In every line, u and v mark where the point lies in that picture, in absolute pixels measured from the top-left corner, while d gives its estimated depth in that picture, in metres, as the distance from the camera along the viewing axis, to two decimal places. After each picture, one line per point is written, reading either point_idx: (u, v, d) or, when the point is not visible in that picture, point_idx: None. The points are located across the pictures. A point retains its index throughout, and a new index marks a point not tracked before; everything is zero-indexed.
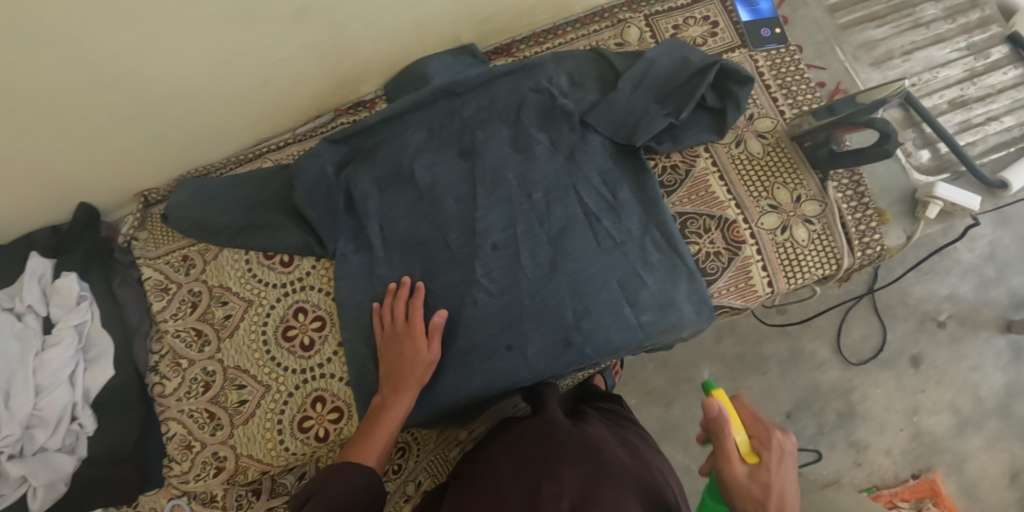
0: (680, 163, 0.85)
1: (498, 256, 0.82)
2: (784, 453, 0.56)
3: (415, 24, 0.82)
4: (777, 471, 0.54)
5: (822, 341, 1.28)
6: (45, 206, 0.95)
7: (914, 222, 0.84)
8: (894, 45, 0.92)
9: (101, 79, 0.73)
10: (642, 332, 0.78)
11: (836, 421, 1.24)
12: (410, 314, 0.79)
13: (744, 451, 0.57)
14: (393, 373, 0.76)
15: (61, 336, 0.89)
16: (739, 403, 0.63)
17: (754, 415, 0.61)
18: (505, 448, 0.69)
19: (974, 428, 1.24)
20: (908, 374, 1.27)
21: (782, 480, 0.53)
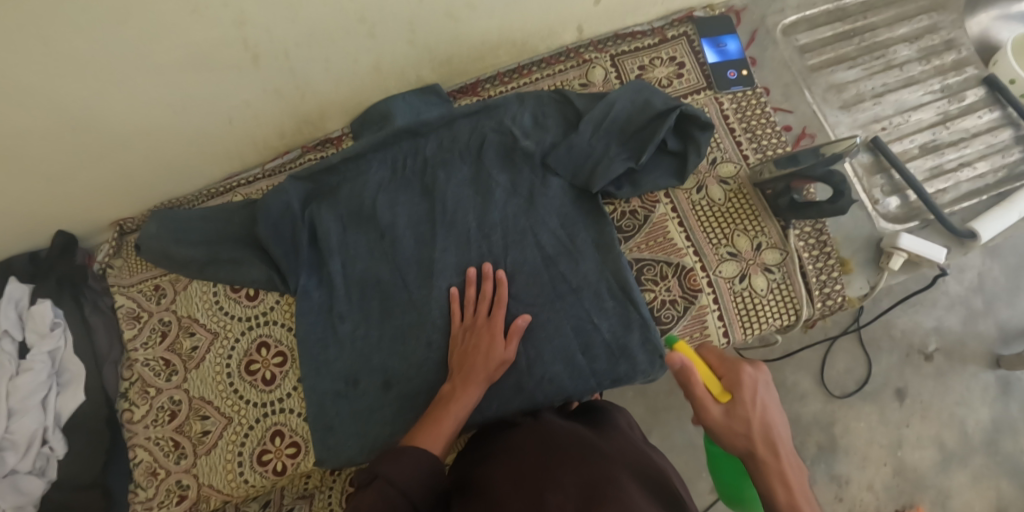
0: (639, 208, 0.84)
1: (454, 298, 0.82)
2: (752, 383, 0.60)
3: (374, 67, 0.84)
4: (749, 405, 0.58)
5: (804, 372, 1.24)
6: (23, 233, 0.98)
7: (878, 273, 0.82)
8: (865, 88, 0.90)
9: (68, 120, 0.77)
10: (594, 380, 0.78)
11: (817, 454, 1.20)
12: (493, 310, 0.79)
13: (716, 394, 0.61)
14: (466, 366, 0.75)
15: (33, 362, 0.92)
16: (709, 347, 0.67)
17: (727, 356, 0.64)
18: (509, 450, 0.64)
19: (959, 464, 1.20)
20: (893, 408, 1.22)
21: (761, 412, 0.58)
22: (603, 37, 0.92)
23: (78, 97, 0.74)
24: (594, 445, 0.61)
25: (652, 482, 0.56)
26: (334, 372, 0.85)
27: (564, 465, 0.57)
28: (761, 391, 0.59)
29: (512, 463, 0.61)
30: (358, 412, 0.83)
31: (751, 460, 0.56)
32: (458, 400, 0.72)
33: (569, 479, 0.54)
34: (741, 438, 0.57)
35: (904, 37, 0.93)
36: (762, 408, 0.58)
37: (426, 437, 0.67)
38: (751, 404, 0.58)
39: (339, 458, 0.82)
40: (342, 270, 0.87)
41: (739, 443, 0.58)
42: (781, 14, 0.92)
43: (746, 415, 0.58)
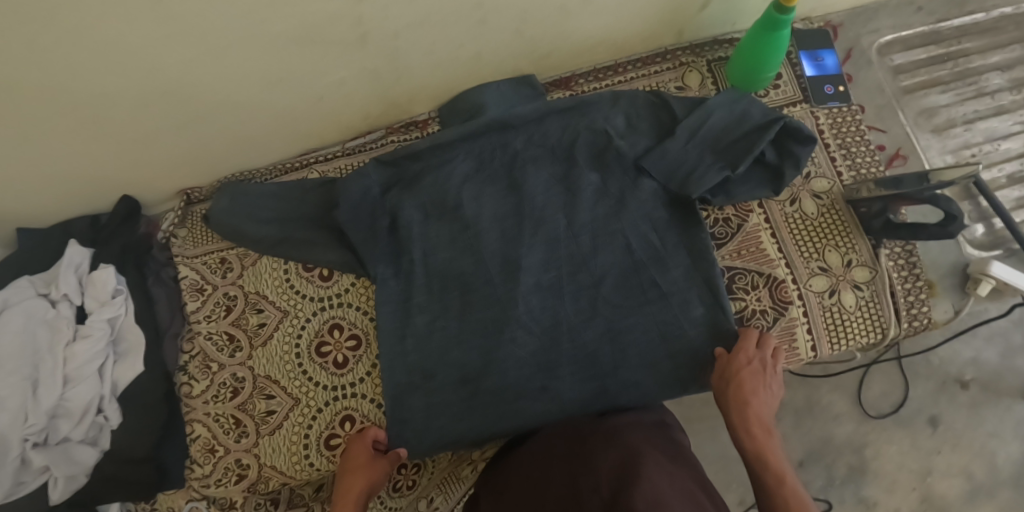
0: (733, 217, 0.84)
1: (541, 295, 0.82)
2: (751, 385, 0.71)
3: (474, 55, 0.82)
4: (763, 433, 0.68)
5: (840, 394, 1.12)
6: (92, 196, 0.97)
7: (963, 297, 0.83)
8: (956, 113, 0.91)
9: (165, 86, 0.75)
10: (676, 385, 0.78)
11: (847, 475, 1.08)
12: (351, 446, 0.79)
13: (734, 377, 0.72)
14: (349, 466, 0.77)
15: (92, 329, 0.89)
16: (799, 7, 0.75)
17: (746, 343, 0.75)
18: (538, 454, 0.71)
19: (987, 496, 1.05)
20: (923, 435, 1.09)
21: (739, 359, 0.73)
22: (701, 42, 0.92)
23: (175, 63, 0.72)
24: (642, 473, 0.58)
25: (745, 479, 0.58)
26: (410, 361, 0.83)
27: (592, 454, 0.64)
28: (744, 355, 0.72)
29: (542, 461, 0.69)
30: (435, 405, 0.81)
31: (760, 463, 0.65)
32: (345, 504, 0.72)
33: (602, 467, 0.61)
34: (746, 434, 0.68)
35: (997, 65, 0.93)
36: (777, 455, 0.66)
37: None
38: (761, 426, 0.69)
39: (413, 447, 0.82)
40: (423, 260, 0.85)
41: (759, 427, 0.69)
42: (877, 33, 0.92)
43: (765, 448, 0.67)
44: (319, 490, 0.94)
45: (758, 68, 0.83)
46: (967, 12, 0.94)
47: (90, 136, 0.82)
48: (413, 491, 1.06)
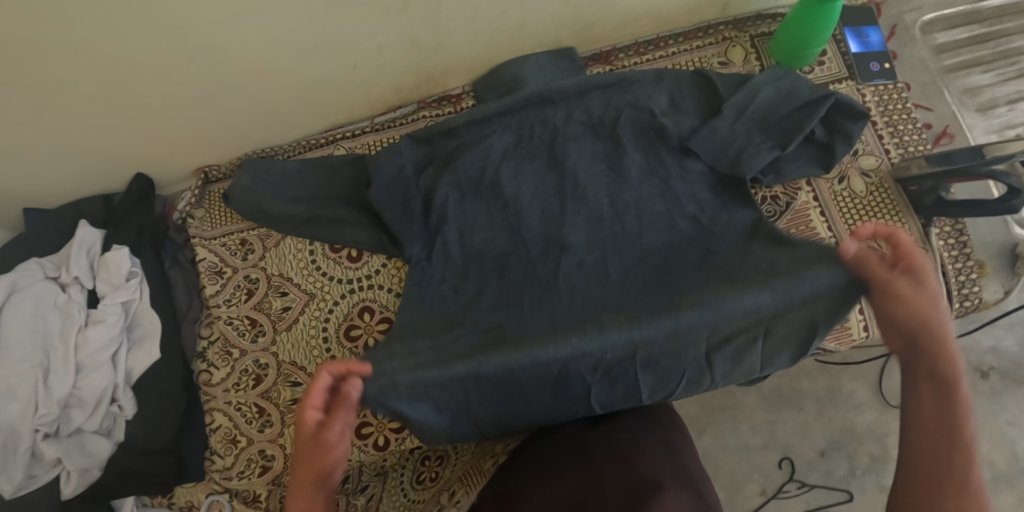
0: (782, 194, 0.82)
1: (584, 272, 0.77)
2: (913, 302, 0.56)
3: (518, 24, 0.80)
4: (942, 350, 0.54)
5: (862, 382, 1.06)
6: (105, 173, 0.92)
7: (1013, 278, 0.81)
8: (999, 93, 0.89)
9: (195, 51, 0.71)
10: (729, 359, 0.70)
11: (871, 465, 1.02)
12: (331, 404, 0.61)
13: (898, 291, 0.56)
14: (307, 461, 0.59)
15: (105, 314, 0.85)
16: None
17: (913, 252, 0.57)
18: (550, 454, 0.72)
19: (1006, 483, 1.01)
20: None
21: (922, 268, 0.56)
22: (745, 16, 0.89)
23: (205, 22, 0.67)
24: (652, 502, 0.57)
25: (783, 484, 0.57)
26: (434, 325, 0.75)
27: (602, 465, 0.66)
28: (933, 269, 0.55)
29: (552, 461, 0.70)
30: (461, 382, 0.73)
31: (941, 392, 0.54)
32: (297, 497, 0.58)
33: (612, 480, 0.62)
34: (904, 346, 0.57)
35: None
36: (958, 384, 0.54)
37: None
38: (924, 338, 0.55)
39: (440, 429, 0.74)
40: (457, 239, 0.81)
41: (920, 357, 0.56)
42: (919, 11, 0.91)
43: (950, 360, 0.54)
44: None
45: (804, 42, 0.81)
46: None
47: (109, 104, 0.77)
48: (435, 483, 0.98)
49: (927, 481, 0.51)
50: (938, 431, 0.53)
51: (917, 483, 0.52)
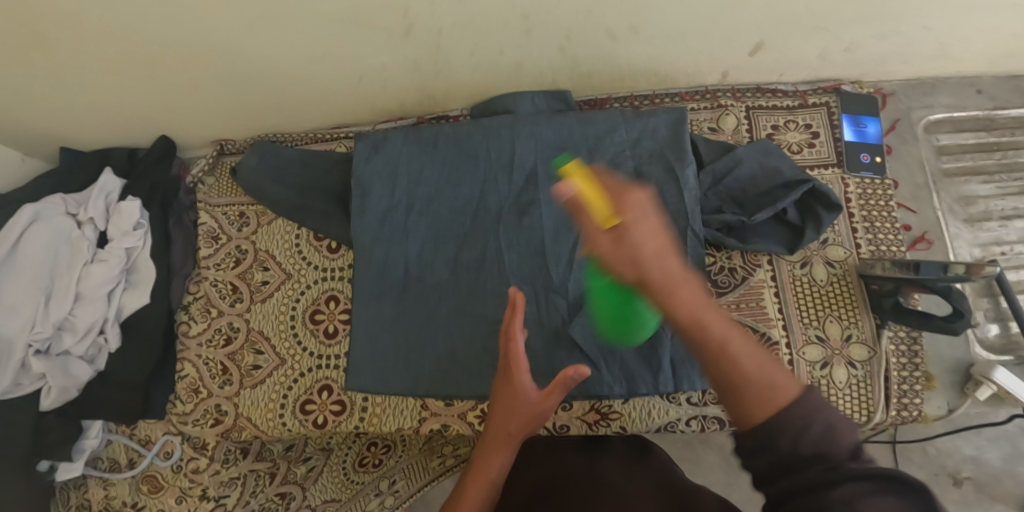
0: (740, 268, 0.83)
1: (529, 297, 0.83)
2: (644, 211, 0.46)
3: (516, 63, 0.84)
4: (663, 281, 0.44)
5: None
6: (134, 131, 1.02)
7: (961, 398, 0.80)
8: (994, 207, 0.87)
9: (215, 43, 0.79)
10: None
11: None
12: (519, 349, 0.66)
13: (601, 218, 0.46)
14: (501, 425, 0.67)
15: (110, 254, 0.95)
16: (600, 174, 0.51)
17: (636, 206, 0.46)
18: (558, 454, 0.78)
19: None
20: None
21: (651, 230, 0.45)
22: (745, 87, 0.90)
23: (224, 23, 0.75)
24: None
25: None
26: (387, 287, 0.86)
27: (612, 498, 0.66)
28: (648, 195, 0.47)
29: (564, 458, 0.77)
30: (390, 290, 0.86)
31: (691, 332, 0.43)
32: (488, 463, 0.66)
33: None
34: (685, 313, 0.44)
35: None
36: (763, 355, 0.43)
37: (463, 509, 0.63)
38: (686, 273, 0.45)
39: (354, 312, 0.87)
40: (420, 213, 0.87)
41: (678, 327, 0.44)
42: (929, 109, 0.89)
43: (717, 329, 0.43)
44: (289, 449, 1.00)
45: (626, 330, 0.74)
46: None
47: (138, 75, 0.86)
48: (377, 469, 1.08)
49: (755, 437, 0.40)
50: (739, 365, 0.42)
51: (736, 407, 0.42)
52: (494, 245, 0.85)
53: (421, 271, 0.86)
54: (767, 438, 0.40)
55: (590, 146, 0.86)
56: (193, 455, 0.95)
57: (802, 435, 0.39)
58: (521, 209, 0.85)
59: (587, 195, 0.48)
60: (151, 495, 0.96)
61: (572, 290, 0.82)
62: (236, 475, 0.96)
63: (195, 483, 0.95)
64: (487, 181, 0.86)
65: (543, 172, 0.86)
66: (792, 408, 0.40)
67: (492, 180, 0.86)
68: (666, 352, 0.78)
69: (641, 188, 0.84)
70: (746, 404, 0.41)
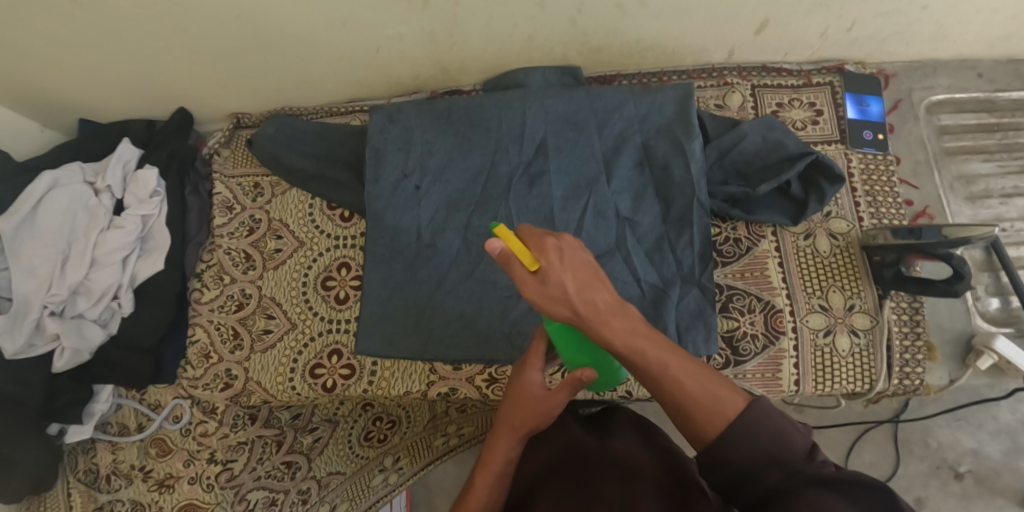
0: (744, 238, 0.85)
1: None
2: (567, 249, 0.53)
3: (528, 37, 0.87)
4: (599, 319, 0.52)
5: None
6: (154, 102, 1.05)
7: (962, 368, 0.81)
8: (994, 185, 0.89)
9: (240, 10, 0.82)
10: (644, 254, 0.83)
11: None
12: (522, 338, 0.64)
13: (526, 264, 0.52)
14: (509, 422, 0.65)
15: (126, 221, 0.96)
16: (524, 228, 0.55)
17: (553, 253, 0.52)
18: (569, 437, 0.78)
19: None
20: None
21: (569, 271, 0.51)
22: (750, 65, 0.93)
23: None
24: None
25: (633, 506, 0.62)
26: (399, 253, 0.88)
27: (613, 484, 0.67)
28: (563, 242, 0.52)
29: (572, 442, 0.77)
30: (402, 254, 0.89)
31: (636, 362, 0.53)
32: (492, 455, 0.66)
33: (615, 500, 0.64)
34: (622, 345, 0.52)
35: None
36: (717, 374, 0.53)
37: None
38: (616, 303, 0.53)
39: (365, 277, 0.89)
40: (433, 181, 0.90)
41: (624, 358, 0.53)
42: (930, 90, 0.91)
43: (660, 357, 0.52)
44: (296, 417, 1.00)
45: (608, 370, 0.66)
46: None
47: (163, 42, 0.89)
48: (382, 445, 1.08)
49: (711, 450, 0.51)
50: (685, 389, 0.51)
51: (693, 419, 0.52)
52: (504, 213, 0.87)
53: (433, 237, 0.88)
54: (732, 447, 0.50)
55: (599, 119, 0.88)
56: (202, 419, 0.96)
57: (758, 438, 0.49)
58: (530, 178, 0.87)
59: (508, 254, 0.52)
60: (158, 458, 0.97)
61: None
62: (243, 439, 0.96)
63: (204, 445, 0.96)
64: (497, 151, 0.89)
65: (553, 143, 0.88)
66: (745, 415, 0.50)
67: (503, 150, 0.89)
68: (672, 317, 0.80)
69: (648, 158, 0.86)
70: (691, 418, 0.52)
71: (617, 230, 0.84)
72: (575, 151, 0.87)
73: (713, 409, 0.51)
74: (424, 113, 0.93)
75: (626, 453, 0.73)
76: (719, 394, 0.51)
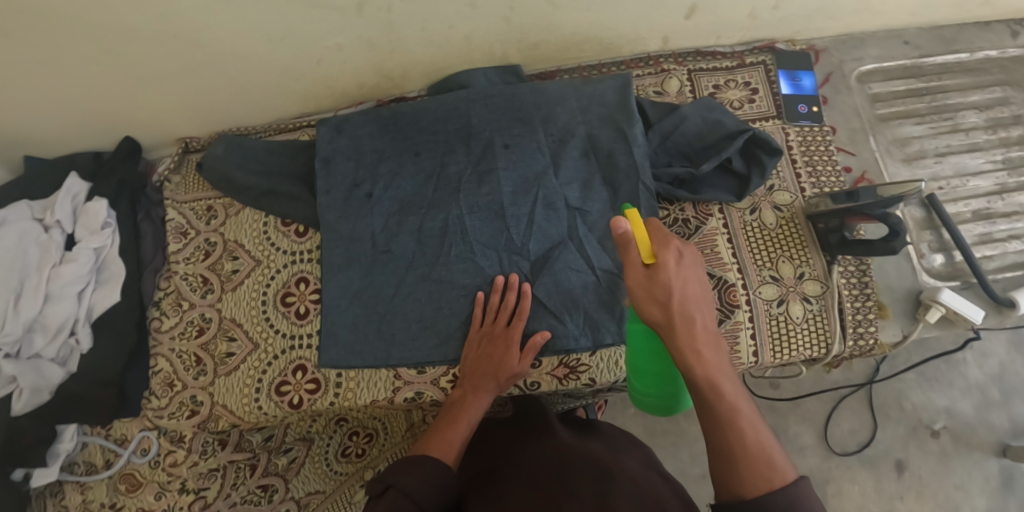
0: (692, 218, 0.86)
1: (491, 257, 0.86)
2: (686, 261, 0.59)
3: (465, 38, 0.88)
4: (690, 336, 0.57)
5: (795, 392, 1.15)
6: (99, 132, 1.04)
7: (913, 323, 0.83)
8: (929, 146, 0.92)
9: (175, 31, 0.82)
10: (596, 242, 0.85)
11: None
12: (513, 320, 0.82)
13: (643, 255, 0.59)
14: (478, 371, 0.80)
15: (78, 254, 0.95)
16: (653, 225, 0.63)
17: (675, 255, 0.59)
18: (551, 436, 0.75)
19: None
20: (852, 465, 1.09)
21: (681, 278, 0.58)
22: (685, 51, 0.96)
23: (183, 9, 0.78)
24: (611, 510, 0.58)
25: (605, 503, 0.59)
26: (356, 260, 0.89)
27: (584, 480, 0.64)
28: (687, 251, 0.59)
29: (552, 442, 0.74)
30: (359, 261, 0.89)
31: (710, 395, 0.56)
32: (469, 405, 0.78)
33: (584, 495, 0.61)
34: (702, 370, 0.57)
35: (976, 104, 0.94)
36: (770, 441, 0.54)
37: (437, 443, 0.73)
38: (711, 332, 0.58)
39: (323, 288, 0.89)
40: (384, 188, 0.91)
41: (694, 384, 0.57)
42: (859, 61, 0.94)
43: (733, 401, 0.56)
44: (268, 439, 0.99)
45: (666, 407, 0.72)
46: (953, 50, 0.95)
47: (102, 70, 0.89)
48: (361, 460, 1.02)
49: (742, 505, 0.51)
50: (743, 440, 0.54)
51: (734, 472, 0.53)
52: (456, 213, 0.88)
53: (388, 243, 0.89)
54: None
55: (542, 115, 0.90)
56: (170, 448, 0.95)
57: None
58: (478, 176, 0.88)
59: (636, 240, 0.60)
60: (129, 493, 0.94)
61: (534, 249, 0.85)
62: (215, 466, 0.96)
63: (173, 476, 0.94)
64: (445, 152, 0.90)
65: (499, 141, 0.89)
66: (787, 487, 0.51)
67: (450, 152, 0.90)
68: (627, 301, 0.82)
69: (592, 148, 0.88)
70: (732, 468, 0.53)
71: (567, 220, 0.86)
72: (521, 147, 0.89)
73: (760, 467, 0.52)
74: (371, 122, 0.94)
75: (606, 457, 0.70)
76: (767, 456, 0.53)
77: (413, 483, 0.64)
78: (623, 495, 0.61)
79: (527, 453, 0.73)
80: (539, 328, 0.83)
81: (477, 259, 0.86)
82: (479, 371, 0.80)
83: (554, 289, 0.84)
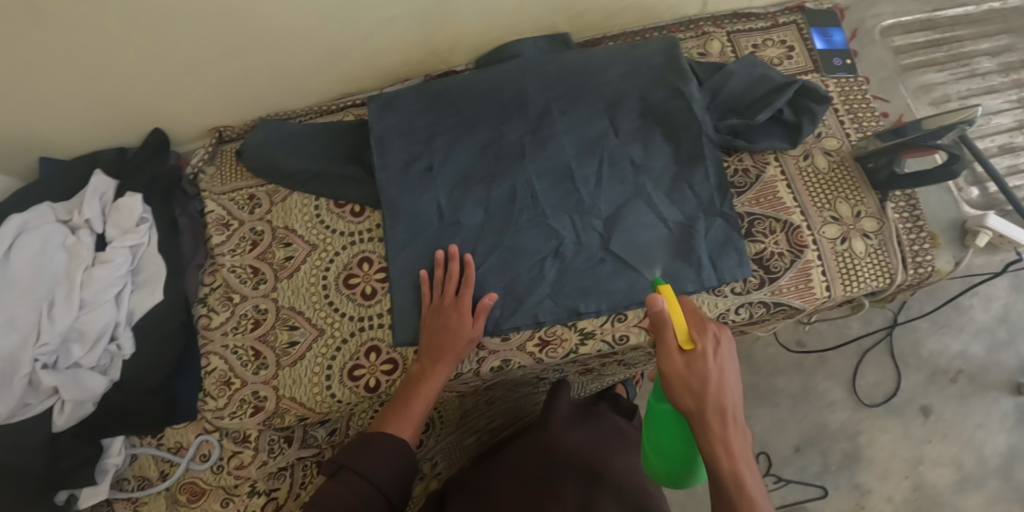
0: (751, 168, 0.90)
1: (561, 220, 0.86)
2: (721, 349, 0.60)
3: (518, 7, 0.89)
4: (723, 429, 0.57)
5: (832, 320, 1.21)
6: (124, 125, 0.98)
7: (963, 250, 0.88)
8: (951, 90, 0.99)
9: (224, 9, 0.79)
10: (664, 196, 0.86)
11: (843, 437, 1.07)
12: (461, 289, 0.82)
13: (680, 341, 0.60)
14: (436, 344, 0.79)
15: (113, 255, 0.88)
16: (687, 306, 0.65)
17: (712, 343, 0.59)
18: (544, 434, 0.81)
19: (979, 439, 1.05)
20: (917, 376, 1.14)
21: (717, 366, 0.58)
22: (722, 14, 1.00)
23: None
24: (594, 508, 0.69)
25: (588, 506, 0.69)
26: (423, 234, 0.87)
27: (571, 485, 0.73)
28: (727, 341, 0.59)
29: (542, 442, 0.80)
30: (424, 235, 0.87)
31: (734, 491, 0.55)
32: (427, 381, 0.77)
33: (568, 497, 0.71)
34: (728, 462, 0.56)
35: (986, 51, 1.03)
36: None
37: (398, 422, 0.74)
38: (739, 427, 0.57)
39: (391, 264, 0.87)
40: (443, 160, 0.89)
41: (717, 475, 0.56)
42: (879, 17, 1.01)
43: (752, 497, 0.54)
44: (333, 434, 0.94)
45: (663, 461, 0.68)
46: (960, 3, 1.03)
47: (137, 56, 0.85)
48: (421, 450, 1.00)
49: None
50: None
51: None
52: (522, 178, 0.87)
53: (453, 214, 0.87)
54: None
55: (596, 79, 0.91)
56: (235, 450, 0.90)
57: None
58: (539, 141, 0.88)
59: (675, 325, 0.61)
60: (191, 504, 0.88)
61: (605, 208, 0.86)
62: (283, 465, 0.90)
63: (242, 479, 0.89)
64: (504, 121, 0.89)
65: (556, 108, 0.89)
66: None
67: (507, 121, 0.90)
68: (703, 251, 0.83)
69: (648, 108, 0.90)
70: None
71: (633, 178, 0.87)
72: (579, 111, 0.89)
73: None
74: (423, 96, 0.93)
75: (594, 457, 0.78)
76: None
77: (367, 462, 0.66)
78: (607, 497, 0.71)
79: (517, 449, 0.81)
80: (618, 284, 0.83)
81: (550, 222, 0.86)
82: (440, 348, 0.79)
83: (629, 245, 0.84)
